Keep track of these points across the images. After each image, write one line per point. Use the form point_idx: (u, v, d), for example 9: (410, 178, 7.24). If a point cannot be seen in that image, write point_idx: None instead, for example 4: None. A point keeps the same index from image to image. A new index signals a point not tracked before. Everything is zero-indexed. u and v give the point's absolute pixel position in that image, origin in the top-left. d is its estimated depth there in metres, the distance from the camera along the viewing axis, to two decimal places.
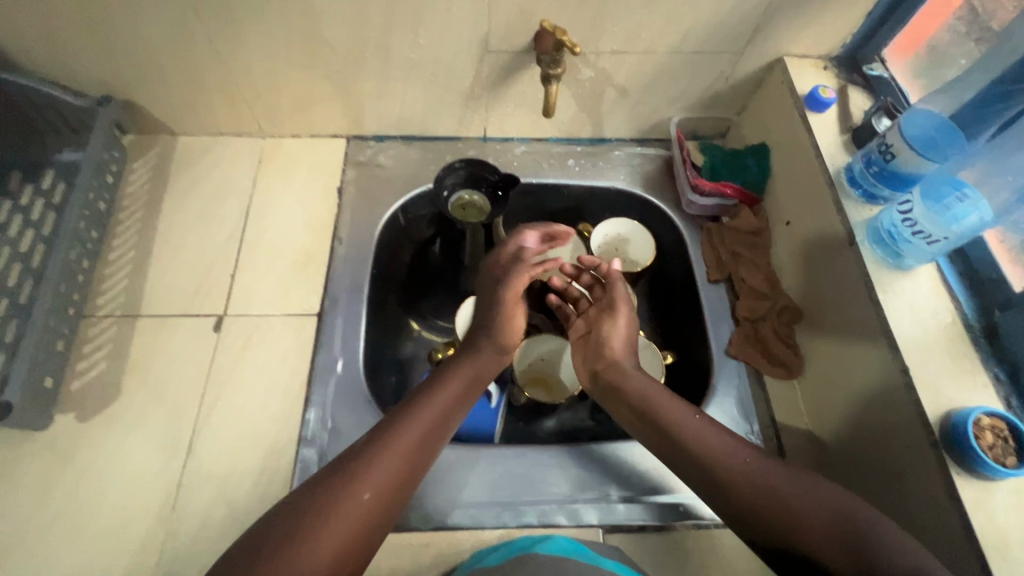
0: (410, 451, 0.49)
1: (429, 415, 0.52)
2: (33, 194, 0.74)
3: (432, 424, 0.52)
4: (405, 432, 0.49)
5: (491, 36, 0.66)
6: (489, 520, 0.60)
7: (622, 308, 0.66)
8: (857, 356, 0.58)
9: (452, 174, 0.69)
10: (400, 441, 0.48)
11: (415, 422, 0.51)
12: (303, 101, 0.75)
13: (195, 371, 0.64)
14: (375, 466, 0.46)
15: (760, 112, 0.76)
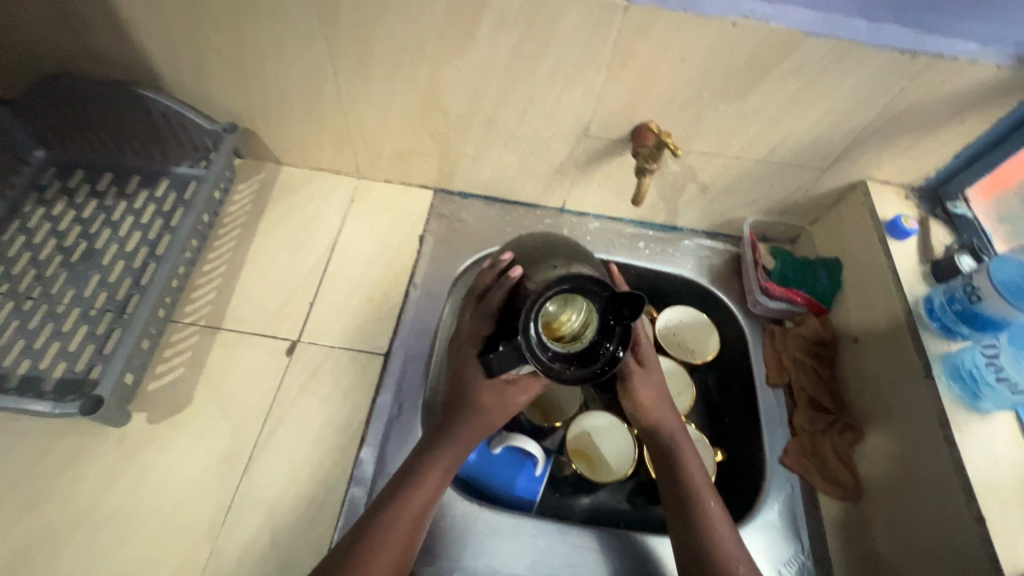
0: (402, 540, 0.51)
1: (403, 529, 0.52)
2: (146, 199, 0.80)
3: (407, 533, 0.52)
4: (393, 530, 0.51)
5: (592, 123, 0.71)
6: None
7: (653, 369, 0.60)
8: (924, 493, 0.57)
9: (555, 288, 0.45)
10: (421, 490, 0.54)
11: (430, 472, 0.55)
12: (404, 153, 0.81)
13: (263, 392, 0.66)
14: (399, 515, 0.52)
15: (835, 227, 0.79)
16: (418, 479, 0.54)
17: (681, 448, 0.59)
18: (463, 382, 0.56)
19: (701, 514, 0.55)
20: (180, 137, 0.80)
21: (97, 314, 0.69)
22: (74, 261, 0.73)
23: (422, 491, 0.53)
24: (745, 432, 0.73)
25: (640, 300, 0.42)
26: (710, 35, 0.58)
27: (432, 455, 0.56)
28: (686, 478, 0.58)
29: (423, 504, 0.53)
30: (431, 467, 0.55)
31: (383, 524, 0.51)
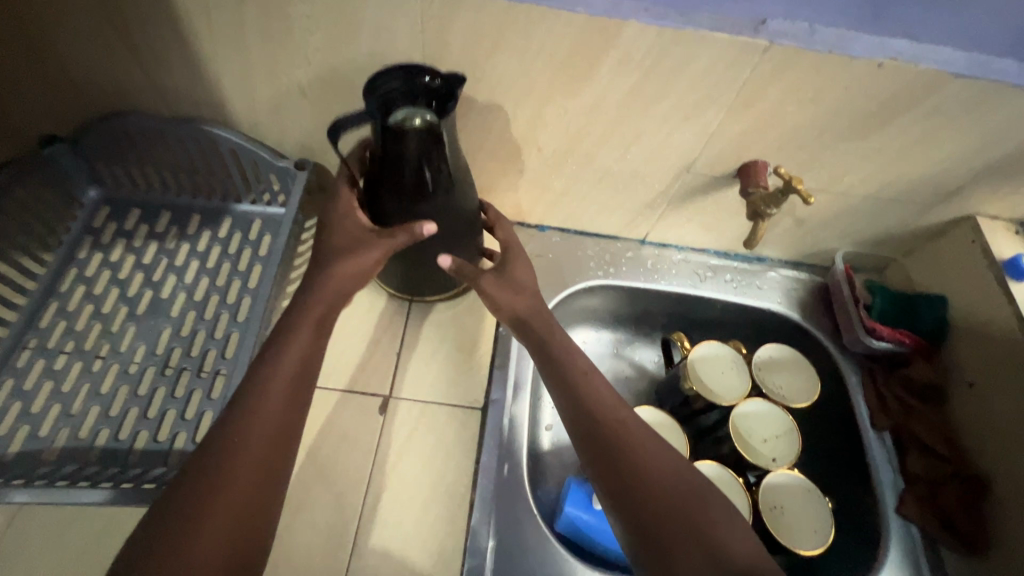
0: (276, 428, 0.47)
1: (274, 402, 0.48)
2: (210, 241, 0.75)
3: (280, 410, 0.47)
4: (257, 401, 0.47)
5: (698, 160, 0.67)
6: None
7: (512, 247, 0.63)
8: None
9: (390, 82, 0.52)
10: (258, 415, 0.46)
11: (266, 397, 0.47)
12: (485, 188, 0.76)
13: (361, 455, 0.62)
14: (269, 383, 0.48)
15: (935, 263, 0.76)
16: (249, 407, 0.47)
17: (631, 429, 0.51)
18: (338, 235, 0.58)
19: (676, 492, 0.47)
20: (246, 175, 0.75)
21: (173, 373, 0.64)
22: (141, 313, 0.68)
23: (293, 352, 0.51)
24: (859, 482, 0.71)
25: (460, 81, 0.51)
26: (852, 77, 0.54)
27: (272, 370, 0.49)
28: (646, 461, 0.49)
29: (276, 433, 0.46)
30: (271, 386, 0.48)
31: (249, 399, 0.47)
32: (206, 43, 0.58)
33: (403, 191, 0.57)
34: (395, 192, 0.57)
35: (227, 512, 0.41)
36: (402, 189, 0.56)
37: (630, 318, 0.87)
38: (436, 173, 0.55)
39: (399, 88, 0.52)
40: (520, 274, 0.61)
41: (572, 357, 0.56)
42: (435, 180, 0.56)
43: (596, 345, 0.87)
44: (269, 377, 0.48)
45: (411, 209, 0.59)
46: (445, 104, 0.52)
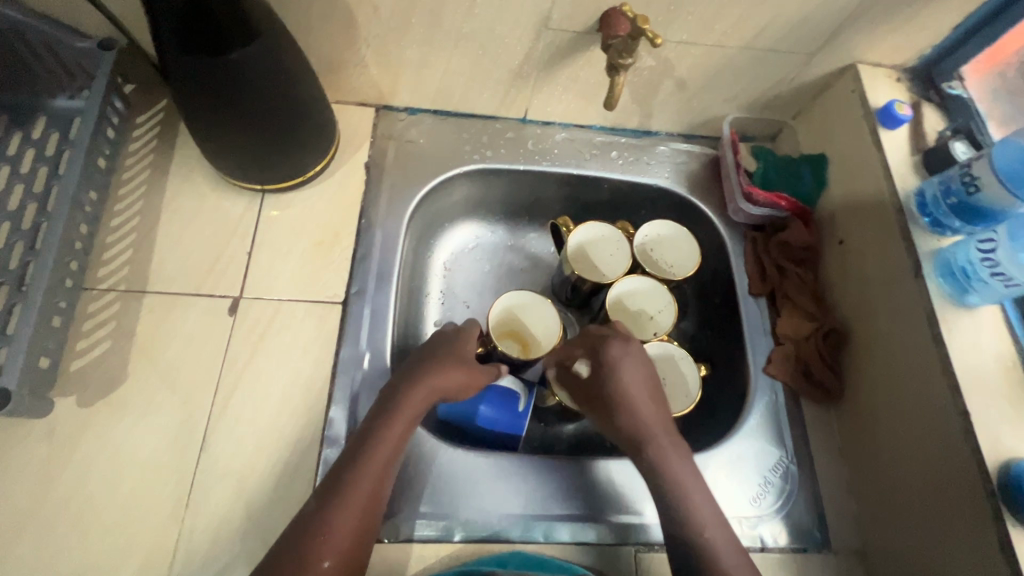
0: (372, 486, 0.50)
1: (380, 460, 0.51)
2: (22, 143, 0.66)
3: (382, 469, 0.50)
4: (361, 472, 0.50)
5: (553, 11, 0.60)
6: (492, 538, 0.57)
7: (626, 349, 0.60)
8: (912, 390, 0.57)
9: None
10: (373, 460, 0.50)
11: (388, 436, 0.52)
12: (333, 65, 0.68)
13: (209, 359, 0.59)
14: (377, 449, 0.51)
15: (820, 120, 0.73)
16: (367, 454, 0.51)
17: (661, 440, 0.56)
18: (416, 378, 0.56)
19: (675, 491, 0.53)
20: (47, 61, 0.64)
21: None
22: None
23: (395, 430, 0.52)
24: (734, 348, 0.72)
25: None
26: None
27: (367, 457, 0.50)
28: (665, 471, 0.54)
29: (383, 468, 0.51)
30: (373, 459, 0.50)
31: (362, 460, 0.50)
32: None
33: (194, 43, 0.49)
34: (182, 43, 0.49)
35: (343, 540, 0.47)
36: (188, 39, 0.49)
37: (519, 207, 0.83)
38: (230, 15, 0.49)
39: None
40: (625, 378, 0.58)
41: (613, 392, 0.58)
42: (233, 24, 0.49)
43: (485, 238, 0.84)
44: (376, 446, 0.51)
45: (214, 67, 0.51)
46: None
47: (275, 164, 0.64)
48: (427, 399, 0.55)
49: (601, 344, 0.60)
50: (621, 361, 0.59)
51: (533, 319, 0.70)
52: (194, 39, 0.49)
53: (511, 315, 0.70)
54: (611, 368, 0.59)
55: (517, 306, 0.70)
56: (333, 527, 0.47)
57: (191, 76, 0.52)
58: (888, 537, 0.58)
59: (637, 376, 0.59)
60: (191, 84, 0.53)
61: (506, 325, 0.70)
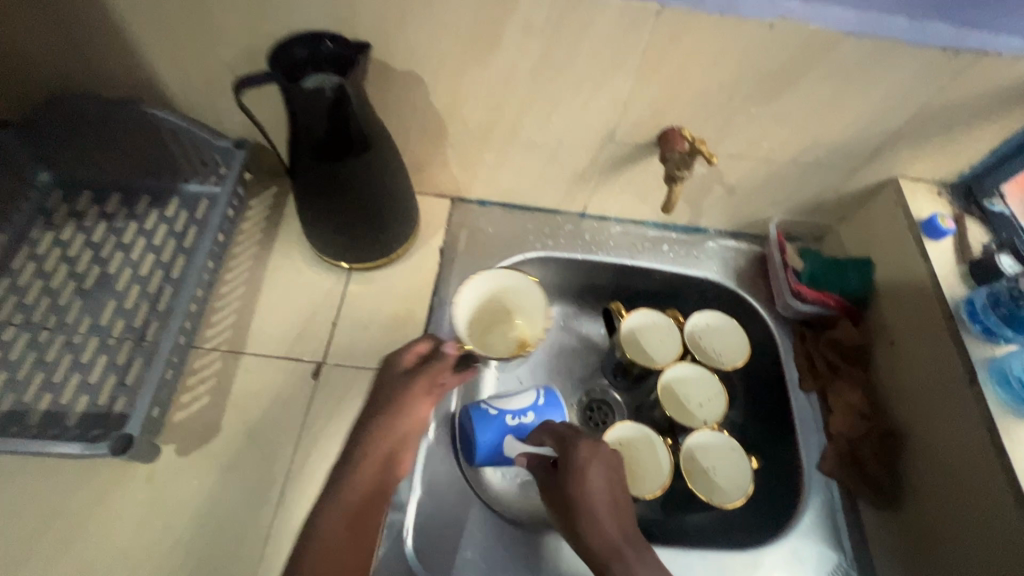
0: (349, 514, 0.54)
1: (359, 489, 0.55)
2: (157, 219, 0.78)
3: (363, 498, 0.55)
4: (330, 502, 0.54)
5: (617, 128, 0.69)
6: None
7: (600, 456, 0.57)
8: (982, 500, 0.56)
9: (306, 48, 0.55)
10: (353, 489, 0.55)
11: (362, 464, 0.56)
12: (421, 164, 0.78)
13: (292, 418, 0.65)
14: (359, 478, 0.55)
15: (864, 227, 0.77)
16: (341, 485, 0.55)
17: (630, 554, 0.52)
18: (379, 402, 0.59)
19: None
20: (189, 154, 0.77)
21: (116, 343, 0.67)
22: (88, 288, 0.71)
23: (364, 462, 0.56)
24: (786, 442, 0.73)
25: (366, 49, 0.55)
26: (748, 38, 0.56)
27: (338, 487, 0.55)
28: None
29: (365, 496, 0.55)
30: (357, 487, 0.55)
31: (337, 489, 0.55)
32: (130, 23, 0.61)
33: (319, 153, 0.60)
34: (311, 149, 0.60)
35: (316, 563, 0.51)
36: (317, 148, 0.59)
37: (573, 291, 0.89)
38: (349, 135, 0.59)
39: (305, 56, 0.55)
40: (591, 481, 0.55)
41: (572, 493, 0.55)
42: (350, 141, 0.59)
43: None
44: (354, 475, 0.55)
45: (330, 171, 0.61)
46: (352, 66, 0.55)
47: (365, 246, 0.73)
48: (393, 434, 0.58)
49: (566, 444, 0.58)
50: (588, 463, 0.56)
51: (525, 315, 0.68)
52: (319, 150, 0.60)
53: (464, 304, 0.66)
54: (577, 471, 0.56)
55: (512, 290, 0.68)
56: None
57: (311, 176, 0.63)
58: None
59: (599, 472, 0.56)
60: (311, 181, 0.63)
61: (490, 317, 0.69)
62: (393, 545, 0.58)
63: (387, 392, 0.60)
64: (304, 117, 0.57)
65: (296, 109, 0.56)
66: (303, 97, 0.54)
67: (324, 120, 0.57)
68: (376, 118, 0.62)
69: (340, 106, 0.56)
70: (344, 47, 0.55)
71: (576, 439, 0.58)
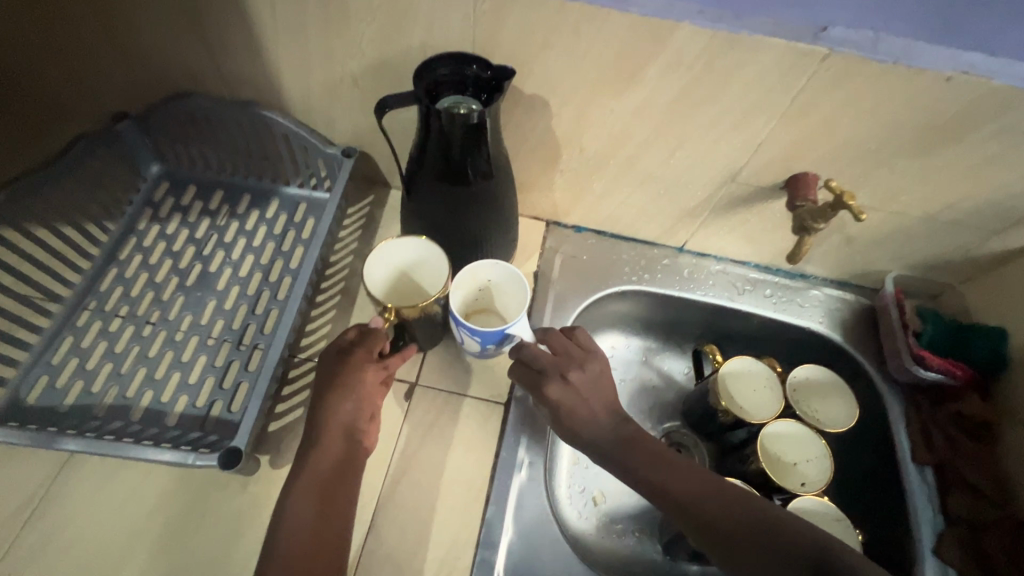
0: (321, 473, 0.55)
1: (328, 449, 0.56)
2: (258, 220, 0.78)
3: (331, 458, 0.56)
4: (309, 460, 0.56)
5: (743, 169, 0.65)
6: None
7: (593, 365, 0.60)
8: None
9: (451, 69, 0.54)
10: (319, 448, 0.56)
11: (324, 421, 0.57)
12: (525, 186, 0.76)
13: (384, 438, 0.64)
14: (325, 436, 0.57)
15: (995, 292, 0.72)
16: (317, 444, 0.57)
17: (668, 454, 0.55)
18: (338, 368, 0.59)
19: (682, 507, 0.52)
20: (295, 159, 0.77)
21: (215, 344, 0.67)
22: (190, 285, 0.72)
23: (321, 414, 0.57)
24: (896, 517, 0.68)
25: (509, 71, 0.52)
26: (917, 90, 0.52)
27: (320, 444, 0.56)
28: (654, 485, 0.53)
29: (332, 455, 0.56)
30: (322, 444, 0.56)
31: (313, 447, 0.56)
32: (266, 31, 0.61)
33: (442, 175, 0.59)
34: (435, 170, 0.59)
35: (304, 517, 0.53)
36: (441, 170, 0.58)
37: (661, 326, 0.85)
38: (473, 162, 0.57)
39: (449, 76, 0.55)
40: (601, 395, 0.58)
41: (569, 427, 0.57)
42: (473, 168, 0.57)
43: (624, 352, 0.86)
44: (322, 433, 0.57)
45: (450, 193, 0.60)
46: (493, 92, 0.54)
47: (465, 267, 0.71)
48: (366, 390, 0.59)
49: (540, 388, 0.58)
50: (574, 403, 0.57)
51: (430, 278, 0.66)
52: (442, 172, 0.58)
53: (374, 283, 0.63)
54: (566, 411, 0.57)
55: (405, 255, 0.64)
56: (299, 485, 0.55)
57: (428, 195, 0.61)
58: None
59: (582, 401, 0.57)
60: (430, 201, 0.62)
61: (405, 287, 0.67)
62: None
63: (334, 358, 0.60)
64: (436, 139, 0.55)
65: (428, 130, 0.55)
66: (438, 120, 0.53)
67: (453, 144, 0.55)
68: (502, 148, 0.60)
69: (472, 134, 0.54)
70: (489, 73, 0.54)
71: (559, 347, 0.61)
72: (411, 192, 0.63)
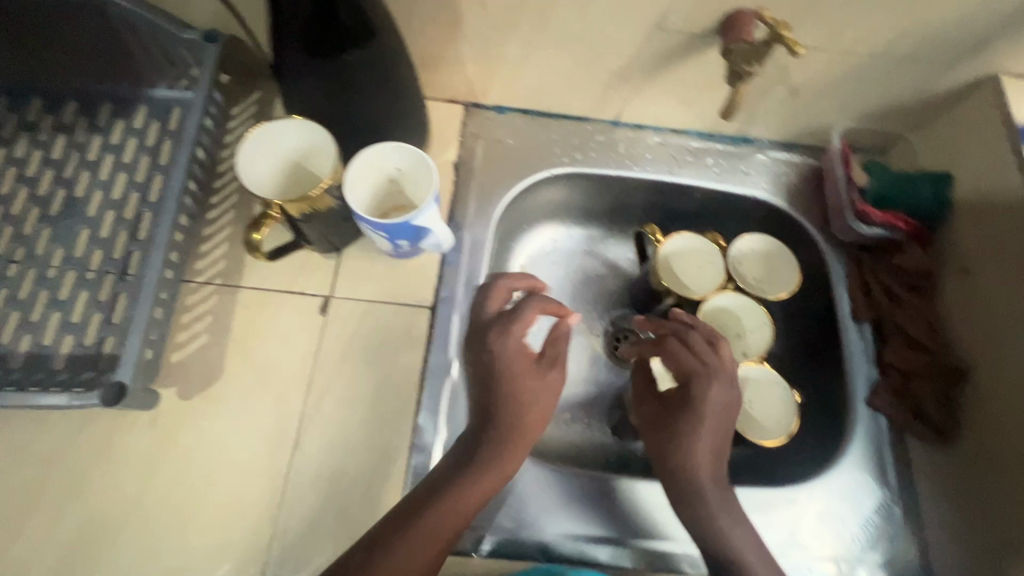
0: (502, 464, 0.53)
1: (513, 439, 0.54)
2: (124, 132, 0.67)
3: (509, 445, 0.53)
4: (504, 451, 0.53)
5: (671, 13, 0.56)
6: (575, 556, 0.56)
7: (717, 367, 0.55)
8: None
9: None
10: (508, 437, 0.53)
11: (531, 410, 0.54)
12: (430, 60, 0.66)
13: (302, 357, 0.59)
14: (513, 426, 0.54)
15: (945, 135, 0.67)
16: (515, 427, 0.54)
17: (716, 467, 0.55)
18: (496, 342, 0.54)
19: (709, 532, 0.53)
20: (151, 51, 0.64)
21: (95, 278, 0.60)
22: (54, 215, 0.62)
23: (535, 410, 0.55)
24: (831, 374, 0.69)
25: None
26: None
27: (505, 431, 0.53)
28: (707, 523, 0.53)
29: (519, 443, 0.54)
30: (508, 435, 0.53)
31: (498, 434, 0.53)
32: None
33: (307, 43, 0.49)
34: (298, 38, 0.48)
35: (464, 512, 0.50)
36: (304, 36, 0.48)
37: (602, 211, 0.80)
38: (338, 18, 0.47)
39: None
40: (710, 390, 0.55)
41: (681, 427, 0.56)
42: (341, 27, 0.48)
43: (565, 242, 0.81)
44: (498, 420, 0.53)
45: (323, 68, 0.50)
46: None
47: None
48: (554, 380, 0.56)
49: (699, 380, 0.56)
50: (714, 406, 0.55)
51: (318, 164, 0.57)
52: (307, 38, 0.48)
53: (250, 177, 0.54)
54: (701, 413, 0.55)
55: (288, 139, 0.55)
56: (496, 466, 0.52)
57: (301, 73, 0.51)
58: None
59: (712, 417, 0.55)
60: (304, 79, 0.52)
61: (297, 183, 0.58)
62: None
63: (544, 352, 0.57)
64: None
65: None
66: None
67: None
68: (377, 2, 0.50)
69: None
70: None
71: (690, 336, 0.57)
72: (282, 72, 0.53)
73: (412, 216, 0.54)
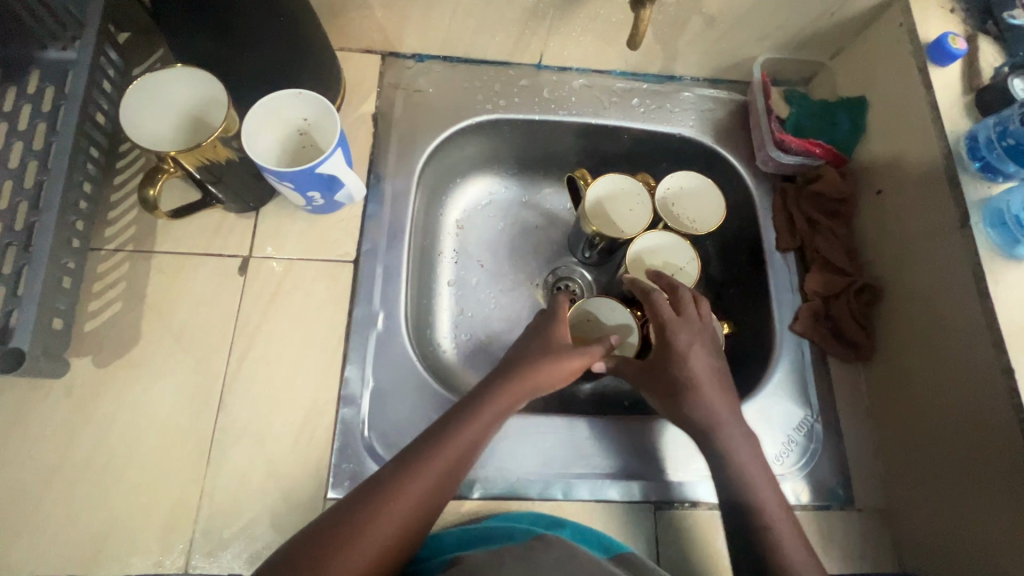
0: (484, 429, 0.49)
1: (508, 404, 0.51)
2: (15, 98, 0.60)
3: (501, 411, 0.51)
4: (489, 409, 0.50)
5: None
6: (537, 494, 0.57)
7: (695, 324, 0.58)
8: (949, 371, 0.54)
9: None
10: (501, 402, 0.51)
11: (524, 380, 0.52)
12: (335, 6, 0.63)
13: (222, 319, 0.58)
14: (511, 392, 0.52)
15: (860, 59, 0.67)
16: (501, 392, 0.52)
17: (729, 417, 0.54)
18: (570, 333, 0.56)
19: (737, 476, 0.52)
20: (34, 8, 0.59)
21: None
22: None
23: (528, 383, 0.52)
24: (759, 305, 0.70)
25: None
26: None
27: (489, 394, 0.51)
28: (739, 470, 0.52)
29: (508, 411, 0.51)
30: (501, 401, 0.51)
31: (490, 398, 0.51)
32: None
33: None
34: None
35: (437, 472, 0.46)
36: None
37: (534, 160, 0.79)
38: None
39: None
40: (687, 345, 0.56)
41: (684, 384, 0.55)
42: None
43: (500, 194, 0.80)
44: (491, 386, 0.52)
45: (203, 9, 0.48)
46: None
47: None
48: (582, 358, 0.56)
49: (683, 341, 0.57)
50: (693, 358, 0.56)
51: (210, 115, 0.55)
52: None
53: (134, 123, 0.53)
54: (689, 370, 0.55)
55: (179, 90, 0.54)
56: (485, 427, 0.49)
57: (182, 18, 0.49)
58: (914, 495, 0.57)
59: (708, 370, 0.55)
60: (185, 26, 0.50)
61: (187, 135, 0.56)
62: (348, 438, 0.55)
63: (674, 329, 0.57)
64: None
65: None
66: None
67: None
68: None
69: None
70: None
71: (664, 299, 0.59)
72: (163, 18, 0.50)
73: (318, 163, 0.53)
